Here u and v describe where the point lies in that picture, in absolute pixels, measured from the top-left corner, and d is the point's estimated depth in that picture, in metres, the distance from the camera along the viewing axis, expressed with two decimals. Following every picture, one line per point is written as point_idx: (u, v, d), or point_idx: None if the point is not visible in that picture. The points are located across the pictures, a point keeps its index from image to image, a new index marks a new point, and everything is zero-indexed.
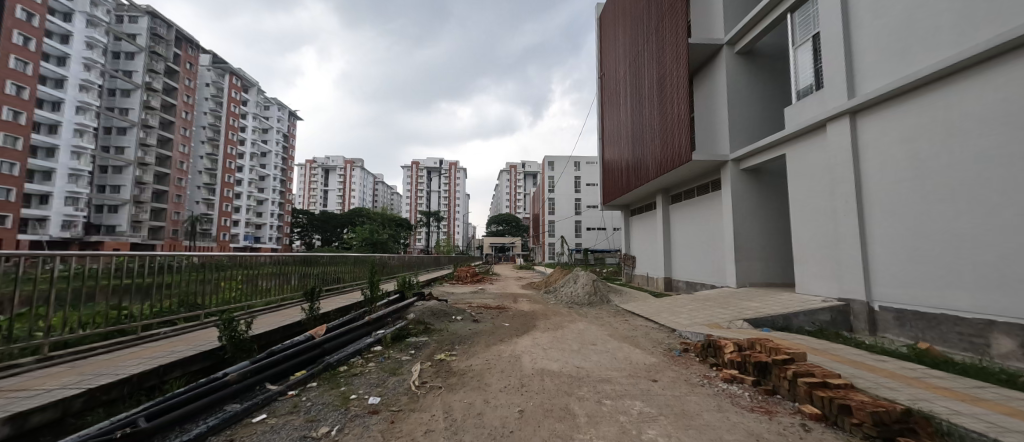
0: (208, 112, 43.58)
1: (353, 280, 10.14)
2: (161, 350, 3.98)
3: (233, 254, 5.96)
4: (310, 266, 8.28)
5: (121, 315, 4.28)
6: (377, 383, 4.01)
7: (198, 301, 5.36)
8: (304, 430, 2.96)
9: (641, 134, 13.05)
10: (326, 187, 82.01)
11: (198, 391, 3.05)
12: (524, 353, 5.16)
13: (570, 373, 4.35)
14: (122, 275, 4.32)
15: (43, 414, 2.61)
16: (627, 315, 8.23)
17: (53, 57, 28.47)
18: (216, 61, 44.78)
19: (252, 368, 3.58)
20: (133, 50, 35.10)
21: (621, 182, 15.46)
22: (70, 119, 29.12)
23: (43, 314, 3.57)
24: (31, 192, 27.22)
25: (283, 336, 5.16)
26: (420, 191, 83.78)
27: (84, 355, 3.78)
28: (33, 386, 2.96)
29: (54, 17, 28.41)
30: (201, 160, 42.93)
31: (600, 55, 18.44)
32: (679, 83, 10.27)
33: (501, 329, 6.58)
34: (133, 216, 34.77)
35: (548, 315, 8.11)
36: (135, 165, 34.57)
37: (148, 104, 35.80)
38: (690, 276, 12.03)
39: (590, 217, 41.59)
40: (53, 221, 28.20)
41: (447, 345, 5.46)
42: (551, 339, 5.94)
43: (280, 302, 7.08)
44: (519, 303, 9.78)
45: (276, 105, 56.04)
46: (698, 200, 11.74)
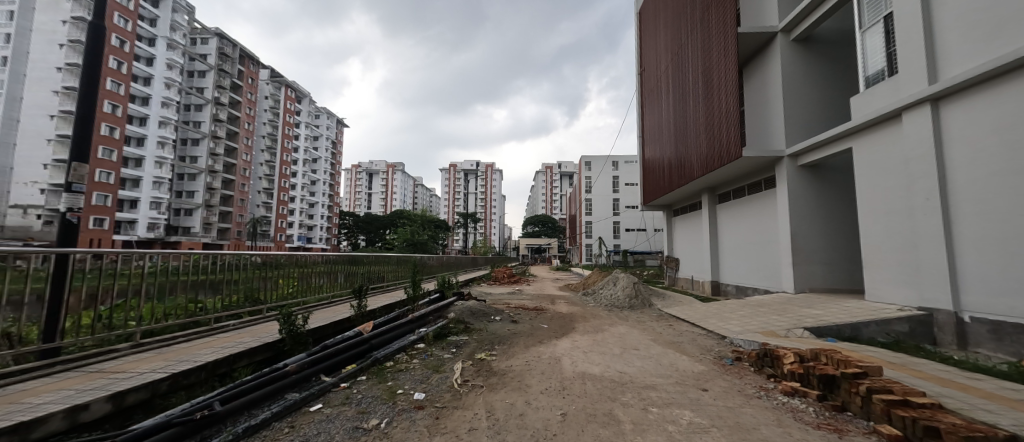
0: (267, 122, 47.44)
1: (396, 279, 10.60)
2: (231, 340, 4.37)
3: (290, 254, 6.44)
4: (357, 265, 8.73)
5: (196, 308, 4.75)
6: (421, 380, 4.12)
7: (260, 296, 5.84)
8: (356, 421, 3.10)
9: (685, 130, 12.50)
10: (370, 191, 86.66)
11: (262, 379, 3.30)
12: (565, 355, 5.10)
13: (612, 378, 4.23)
14: (197, 272, 4.80)
15: (137, 394, 2.95)
16: (670, 320, 7.88)
17: (141, 78, 32.31)
18: (274, 75, 48.60)
19: (310, 360, 3.82)
20: (204, 68, 38.86)
21: (663, 180, 14.83)
22: (154, 133, 32.79)
23: (137, 305, 4.05)
24: (124, 198, 31.06)
25: (334, 331, 5.49)
26: (458, 193, 85.80)
27: (168, 343, 4.23)
28: (129, 368, 3.36)
29: (142, 43, 32.23)
30: (260, 167, 46.82)
31: (639, 50, 17.93)
32: (728, 76, 9.65)
33: (541, 331, 6.53)
34: (204, 219, 38.53)
35: (587, 317, 7.95)
36: (206, 173, 38.31)
37: (216, 117, 39.59)
38: (740, 280, 11.38)
39: (628, 218, 40.53)
40: (140, 222, 31.81)
41: (487, 345, 5.51)
42: (592, 342, 5.81)
43: (332, 298, 7.53)
44: (557, 305, 9.70)
45: (325, 115, 59.83)
46: (749, 199, 11.02)
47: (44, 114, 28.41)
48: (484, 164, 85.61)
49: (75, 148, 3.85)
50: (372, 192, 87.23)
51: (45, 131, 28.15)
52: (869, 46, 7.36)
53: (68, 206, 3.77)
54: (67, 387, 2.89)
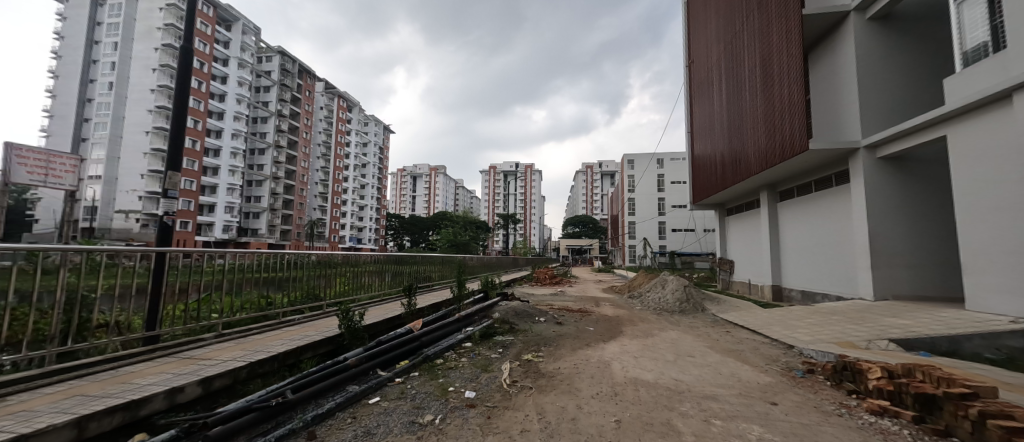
0: (322, 131, 51.01)
1: (442, 279, 10.93)
2: (297, 334, 4.69)
3: (344, 253, 6.79)
4: (405, 265, 9.09)
5: (266, 303, 5.17)
6: (471, 378, 4.18)
7: (320, 293, 6.24)
8: (412, 416, 3.19)
9: (740, 123, 11.70)
10: (414, 194, 90.51)
11: (328, 371, 3.51)
12: (614, 360, 4.94)
13: (668, 386, 4.02)
14: (267, 270, 5.23)
15: (222, 379, 3.25)
16: (727, 326, 7.39)
17: (217, 95, 36.05)
18: (328, 87, 52.14)
19: (367, 354, 4.01)
20: (269, 84, 42.59)
21: (715, 177, 14.00)
22: (228, 144, 36.41)
23: (219, 300, 4.50)
24: (204, 203, 34.85)
25: (388, 327, 5.73)
26: (498, 194, 87.01)
27: (244, 334, 4.64)
28: (213, 356, 3.72)
29: (218, 64, 35.98)
30: (316, 173, 50.42)
31: (687, 42, 17.15)
32: (793, 61, 8.86)
33: (587, 334, 6.37)
34: (269, 221, 42.16)
35: (635, 321, 7.68)
36: (270, 179, 41.96)
37: (279, 128, 43.21)
38: (806, 285, 10.45)
39: (675, 218, 38.79)
40: (217, 225, 35.48)
41: (533, 346, 5.49)
42: (642, 348, 5.57)
43: (383, 296, 7.89)
44: (602, 307, 9.49)
45: (374, 122, 63.19)
46: (817, 197, 10.09)
47: (140, 130, 32.51)
48: (523, 166, 86.14)
49: (170, 158, 4.35)
50: (416, 194, 90.73)
51: (141, 145, 32.22)
52: (966, 20, 6.46)
53: (166, 210, 4.25)
54: (165, 371, 3.24)
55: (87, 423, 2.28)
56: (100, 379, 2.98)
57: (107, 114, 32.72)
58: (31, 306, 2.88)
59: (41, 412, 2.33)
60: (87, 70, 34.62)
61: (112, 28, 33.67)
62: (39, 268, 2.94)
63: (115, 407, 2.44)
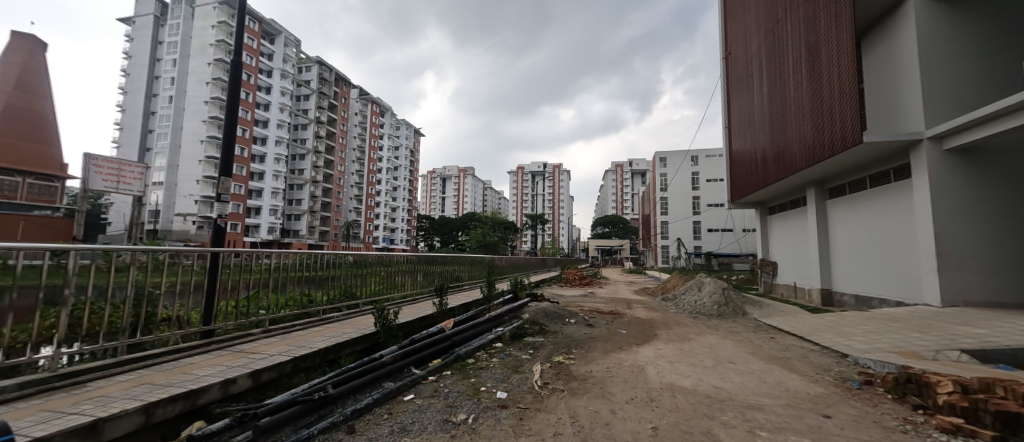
0: (357, 136, 53.20)
1: (472, 279, 11.07)
2: (336, 330, 4.90)
3: (377, 254, 7.01)
4: (436, 265, 9.28)
5: (307, 301, 5.42)
6: (502, 379, 4.19)
7: (356, 291, 6.47)
8: (445, 414, 3.24)
9: (784, 117, 11.01)
10: (444, 195, 92.61)
11: (365, 368, 3.63)
12: (649, 364, 4.79)
13: (707, 393, 3.83)
14: (307, 269, 5.49)
15: (269, 372, 3.45)
16: (771, 332, 6.97)
17: (263, 105, 38.52)
18: (362, 93, 54.33)
19: (402, 352, 4.12)
20: (308, 92, 44.97)
21: (756, 174, 13.25)
22: (272, 150, 38.81)
23: (265, 297, 4.78)
24: (252, 206, 37.34)
25: (420, 326, 5.87)
26: (526, 194, 87.20)
27: (287, 330, 4.90)
28: (261, 350, 3.95)
29: (263, 75, 38.45)
30: (352, 176, 52.66)
31: (724, 33, 16.39)
32: (844, 49, 8.22)
33: (620, 337, 6.22)
34: (309, 223, 44.51)
35: (670, 324, 7.42)
36: (310, 183, 44.30)
37: (318, 134, 45.50)
38: (861, 289, 9.68)
39: (712, 217, 37.21)
40: (263, 226, 37.91)
41: (564, 348, 5.42)
42: (678, 352, 5.36)
43: (415, 296, 8.08)
44: (634, 309, 9.26)
45: (405, 126, 65.15)
46: (872, 194, 9.33)
47: (196, 139, 35.27)
48: (551, 166, 85.78)
49: (222, 164, 4.66)
50: (445, 196, 92.72)
51: (197, 153, 34.96)
52: None
53: (219, 213, 4.57)
54: (220, 363, 3.49)
55: (153, 410, 2.49)
56: (164, 369, 3.25)
57: (168, 125, 35.78)
58: (106, 300, 3.19)
59: (116, 398, 2.57)
60: (150, 86, 38.08)
61: (172, 46, 36.77)
62: (113, 266, 3.26)
63: (177, 395, 2.65)
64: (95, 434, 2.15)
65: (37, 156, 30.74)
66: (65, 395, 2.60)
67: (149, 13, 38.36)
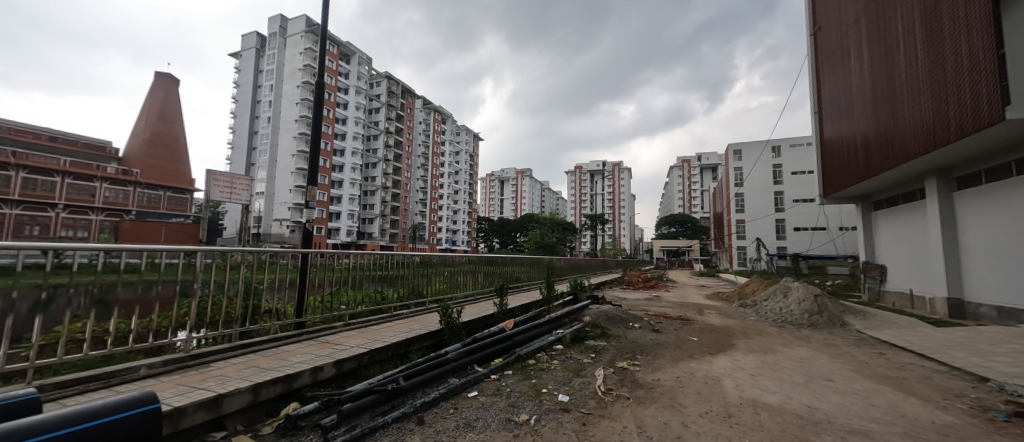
0: (421, 144, 56.66)
1: (531, 280, 11.13)
2: (406, 326, 5.23)
3: (441, 255, 7.34)
4: (496, 266, 9.48)
5: (380, 298, 5.86)
6: (564, 382, 4.13)
7: (422, 290, 6.84)
8: (508, 413, 3.27)
9: (894, 96, 9.34)
10: (502, 197, 94.58)
11: (433, 363, 3.84)
12: (725, 376, 4.38)
13: (798, 412, 3.39)
14: (379, 268, 5.92)
15: (350, 362, 3.79)
16: (878, 346, 5.98)
17: (341, 120, 42.78)
18: (425, 103, 57.76)
19: (466, 350, 4.27)
20: (379, 106, 49.02)
21: (856, 165, 11.40)
22: (349, 160, 42.97)
23: (346, 293, 5.27)
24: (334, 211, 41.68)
25: (482, 325, 6.05)
26: (585, 194, 85.53)
27: (364, 324, 5.35)
28: (343, 342, 4.36)
29: (342, 93, 42.75)
30: (418, 182, 56.14)
31: (811, 8, 14.46)
32: (977, 9, 6.76)
33: (690, 344, 5.78)
34: (380, 226, 48.37)
35: (750, 333, 6.72)
36: (380, 189, 48.16)
37: (387, 144, 49.32)
38: (1005, 299, 7.93)
39: (799, 214, 33.05)
40: (342, 229, 42.04)
41: (628, 353, 5.18)
42: (760, 364, 4.83)
43: (475, 296, 8.32)
44: (707, 315, 8.55)
45: (465, 132, 67.85)
46: (1019, 182, 7.56)
47: (288, 154, 40.36)
48: (611, 164, 83.22)
49: (309, 174, 5.24)
50: (503, 198, 94.76)
51: (289, 166, 40.01)
52: None
53: (307, 218, 5.17)
54: (310, 352, 3.92)
55: (259, 390, 2.90)
56: (267, 354, 3.75)
57: (267, 143, 41.48)
58: (223, 294, 3.78)
59: (231, 378, 3.02)
60: (253, 109, 44.47)
61: (268, 74, 42.43)
62: (229, 264, 3.84)
63: (278, 378, 3.05)
64: (217, 406, 2.59)
65: (173, 173, 37.92)
66: (195, 372, 3.13)
67: (252, 47, 44.83)
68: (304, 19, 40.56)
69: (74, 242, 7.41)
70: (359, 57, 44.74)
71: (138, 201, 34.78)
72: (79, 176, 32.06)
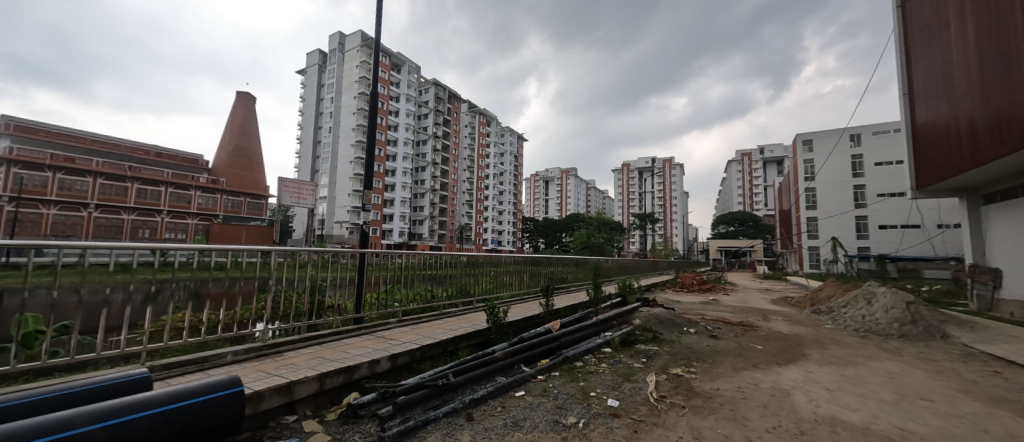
0: (467, 146, 58.20)
1: (577, 281, 10.95)
2: (455, 324, 5.39)
3: (488, 255, 7.46)
4: (542, 267, 9.44)
5: (430, 297, 6.10)
6: (614, 386, 4.01)
7: (469, 289, 7.00)
8: (556, 415, 3.25)
9: (1007, 69, 7.90)
10: (546, 197, 94.20)
11: (481, 361, 3.90)
12: (795, 389, 3.97)
13: (886, 434, 2.98)
14: (429, 268, 6.17)
15: (403, 357, 3.98)
16: (993, 364, 5.06)
17: (393, 127, 45.28)
18: (471, 107, 59.22)
19: (512, 349, 4.30)
20: (427, 112, 51.16)
21: (958, 151, 9.81)
22: (400, 165, 45.38)
23: (399, 291, 5.58)
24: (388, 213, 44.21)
25: (528, 325, 6.08)
26: (633, 192, 82.53)
27: (416, 321, 5.60)
28: (397, 337, 4.59)
29: (394, 101, 45.21)
30: (464, 184, 57.74)
31: None
32: None
33: (753, 353, 5.32)
34: (430, 227, 50.45)
35: (825, 343, 6.04)
36: (429, 192, 50.21)
37: (435, 148, 51.29)
38: None
39: (886, 209, 29.15)
40: (395, 230, 44.44)
41: (683, 359, 4.90)
42: (838, 378, 4.31)
43: (521, 296, 8.38)
44: (773, 322, 7.83)
45: (510, 133, 68.56)
46: None
47: (347, 161, 43.54)
48: (661, 160, 79.59)
49: (365, 179, 5.59)
50: (548, 198, 94.32)
51: (347, 172, 43.15)
52: None
53: (364, 221, 5.52)
54: (368, 345, 4.19)
55: (324, 379, 3.15)
56: (331, 346, 4.08)
57: (329, 151, 45.05)
58: (293, 289, 4.17)
59: (301, 367, 3.31)
60: (316, 121, 48.56)
61: (329, 87, 46.10)
62: (297, 262, 4.22)
63: (340, 369, 3.29)
64: (290, 391, 2.87)
65: (251, 181, 42.55)
66: (272, 359, 3.51)
67: (315, 64, 48.96)
68: (360, 35, 43.66)
69: (185, 242, 8.68)
70: (409, 66, 47.27)
71: (224, 206, 39.85)
72: (178, 185, 37.16)
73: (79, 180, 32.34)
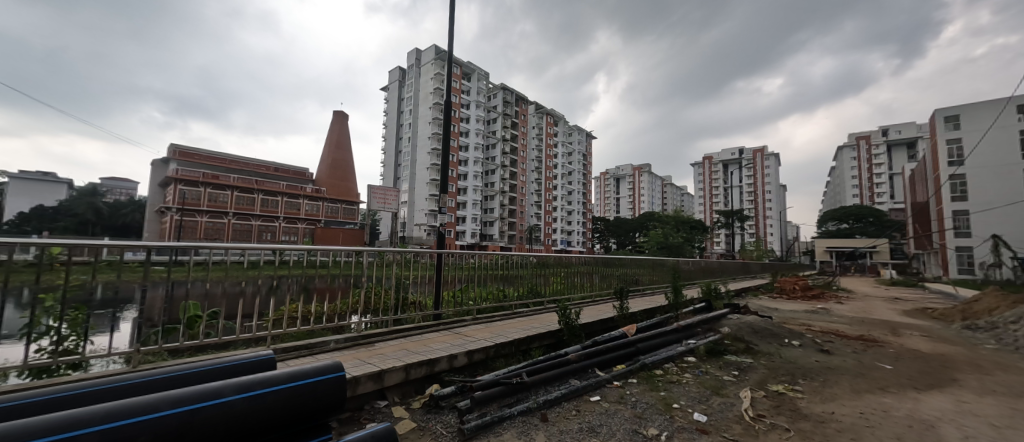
0: (535, 147, 58.63)
1: (654, 283, 10.35)
2: (527, 325, 5.43)
3: (558, 255, 7.41)
4: (615, 268, 9.12)
5: (502, 296, 6.24)
6: (700, 399, 3.68)
7: (539, 290, 7.02)
8: (635, 424, 3.09)
9: None
10: (617, 195, 90.84)
11: (554, 362, 3.86)
12: (942, 421, 3.21)
13: None
14: (501, 267, 6.34)
15: (477, 353, 4.13)
16: None
17: (465, 133, 47.59)
18: (538, 108, 59.57)
19: (586, 352, 4.19)
20: (495, 116, 52.86)
21: None
22: (471, 169, 47.54)
23: (473, 290, 5.82)
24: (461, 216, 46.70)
25: (602, 328, 5.86)
26: (716, 187, 75.26)
27: (489, 319, 5.80)
28: (472, 335, 4.78)
29: (466, 109, 47.63)
30: (533, 185, 58.24)
31: None
32: None
33: (878, 374, 4.44)
34: (500, 228, 51.85)
35: (990, 368, 4.77)
36: (499, 194, 51.64)
37: (504, 151, 52.61)
38: None
39: None
40: (467, 231, 46.58)
41: (784, 375, 4.31)
42: (1009, 413, 3.38)
43: (593, 298, 8.19)
44: (907, 338, 6.48)
45: (577, 131, 67.43)
46: None
47: (424, 168, 47.01)
48: (750, 150, 71.24)
49: (441, 183, 5.95)
50: (619, 196, 90.69)
51: (424, 178, 46.52)
52: None
53: (440, 223, 5.89)
54: (446, 341, 4.42)
55: (410, 369, 3.43)
56: (414, 340, 4.41)
57: (409, 159, 49.09)
58: (381, 285, 4.58)
59: (389, 357, 3.62)
60: (397, 133, 53.24)
61: (408, 101, 50.24)
62: (385, 261, 4.64)
63: (422, 362, 3.54)
64: (381, 378, 3.18)
65: (345, 189, 48.36)
66: (364, 349, 3.90)
67: (395, 80, 53.75)
68: (434, 50, 46.88)
69: (313, 244, 10.44)
70: (478, 74, 49.34)
71: (325, 212, 45.95)
72: (291, 195, 43.81)
73: (222, 193, 40.05)
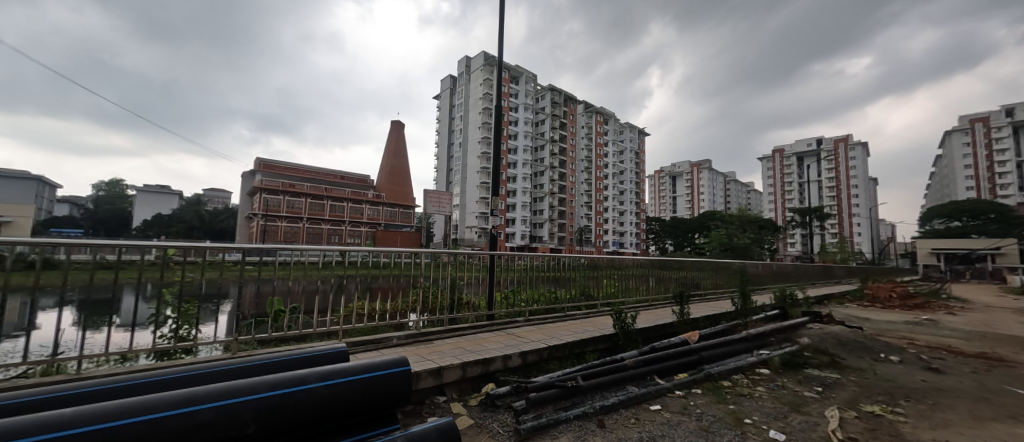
0: (584, 147, 57.55)
1: (718, 288, 9.67)
2: (580, 328, 5.33)
3: (611, 258, 7.21)
4: (674, 271, 8.67)
5: (553, 298, 6.20)
6: (776, 415, 3.35)
7: (592, 292, 6.87)
8: (701, 438, 2.90)
9: None
10: (672, 194, 86.28)
11: (609, 366, 3.76)
12: None
13: None
14: (551, 268, 6.29)
15: (531, 354, 4.15)
16: None
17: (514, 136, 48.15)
18: (587, 107, 58.43)
19: (644, 358, 4.01)
20: (543, 117, 52.85)
21: None
22: (520, 171, 47.98)
23: (525, 292, 5.85)
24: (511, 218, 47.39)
25: (660, 334, 5.58)
26: (788, 182, 68.33)
27: (541, 320, 5.81)
28: (524, 336, 4.81)
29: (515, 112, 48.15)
30: (582, 185, 57.27)
31: None
32: None
33: (1008, 399, 3.70)
34: (549, 229, 51.65)
35: None
36: (547, 195, 51.43)
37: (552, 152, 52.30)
38: None
39: None
40: (516, 233, 47.08)
41: (880, 395, 3.77)
42: None
43: (650, 302, 7.86)
44: None
45: (628, 129, 65.01)
46: None
47: (474, 171, 48.38)
48: (829, 139, 63.69)
49: (492, 186, 6.09)
50: (675, 194, 85.93)
51: (475, 181, 47.85)
52: None
53: (492, 225, 6.02)
54: (500, 341, 4.50)
55: (466, 367, 3.53)
56: (468, 338, 4.54)
57: (460, 164, 50.82)
58: (436, 284, 4.79)
59: (447, 355, 3.76)
60: (448, 138, 55.37)
61: (458, 107, 52.09)
62: (439, 262, 4.85)
63: (478, 361, 3.64)
64: (440, 374, 3.32)
65: (401, 194, 51.34)
66: (421, 345, 4.10)
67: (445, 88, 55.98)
68: (482, 56, 48.03)
69: (387, 248, 11.29)
70: (525, 77, 49.62)
71: (384, 215, 49.10)
72: (355, 200, 47.51)
73: (297, 200, 44.51)
